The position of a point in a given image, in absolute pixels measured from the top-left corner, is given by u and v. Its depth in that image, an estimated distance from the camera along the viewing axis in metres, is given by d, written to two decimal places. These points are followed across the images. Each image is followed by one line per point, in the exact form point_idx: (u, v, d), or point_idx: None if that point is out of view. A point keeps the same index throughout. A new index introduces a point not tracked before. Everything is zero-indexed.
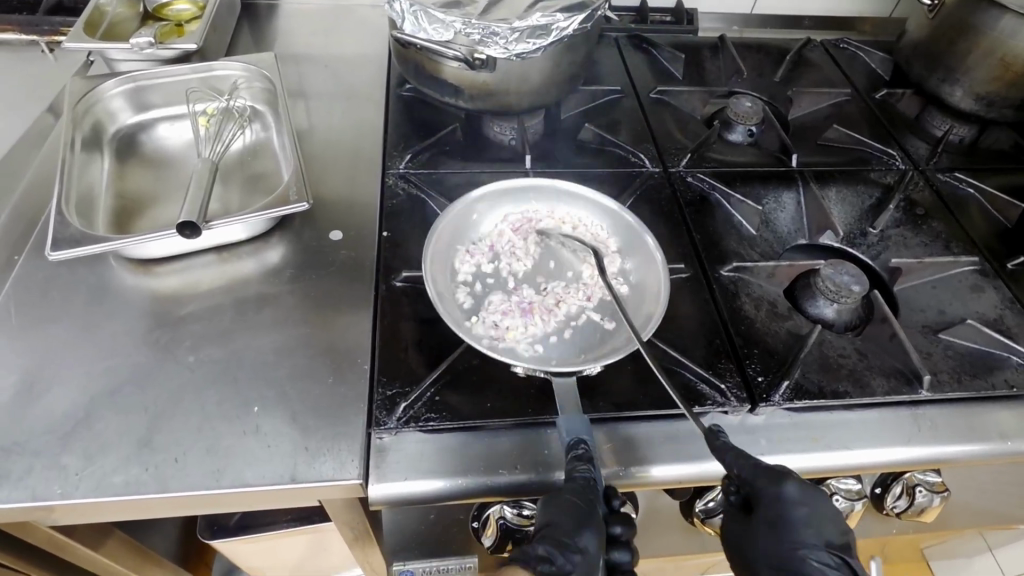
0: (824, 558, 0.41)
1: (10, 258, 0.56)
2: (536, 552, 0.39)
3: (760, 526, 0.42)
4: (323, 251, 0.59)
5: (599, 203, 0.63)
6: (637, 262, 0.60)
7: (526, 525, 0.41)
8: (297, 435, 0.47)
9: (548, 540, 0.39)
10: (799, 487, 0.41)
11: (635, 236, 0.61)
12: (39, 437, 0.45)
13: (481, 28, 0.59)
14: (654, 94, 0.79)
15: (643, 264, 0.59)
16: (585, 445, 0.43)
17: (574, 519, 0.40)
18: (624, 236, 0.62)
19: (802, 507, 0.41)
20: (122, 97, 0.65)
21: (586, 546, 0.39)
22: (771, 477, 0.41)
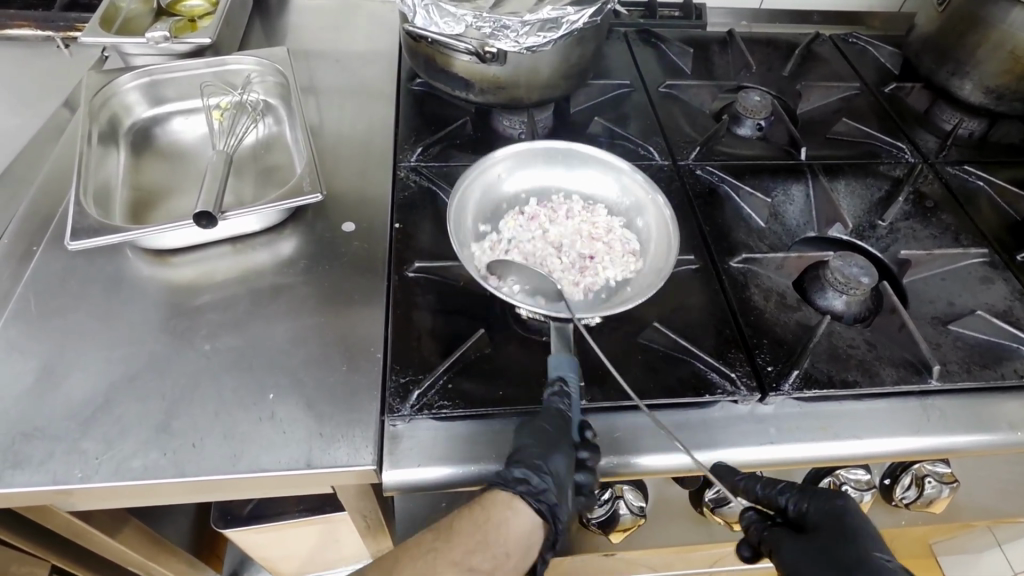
0: (893, 573, 0.42)
1: (29, 249, 0.57)
2: (513, 474, 0.43)
3: (817, 539, 0.44)
4: (336, 242, 0.60)
5: (621, 169, 0.64)
6: (650, 221, 0.61)
7: (519, 514, 0.43)
8: (312, 421, 0.48)
9: (523, 464, 0.43)
10: (855, 504, 0.46)
11: (649, 203, 0.62)
12: (59, 423, 0.46)
13: (492, 21, 0.59)
14: (663, 87, 0.80)
15: (656, 225, 0.60)
16: (565, 383, 0.46)
17: (542, 443, 0.44)
18: (637, 199, 0.63)
19: (861, 521, 0.45)
20: (137, 91, 0.66)
21: (555, 465, 0.44)
22: (829, 495, 0.47)
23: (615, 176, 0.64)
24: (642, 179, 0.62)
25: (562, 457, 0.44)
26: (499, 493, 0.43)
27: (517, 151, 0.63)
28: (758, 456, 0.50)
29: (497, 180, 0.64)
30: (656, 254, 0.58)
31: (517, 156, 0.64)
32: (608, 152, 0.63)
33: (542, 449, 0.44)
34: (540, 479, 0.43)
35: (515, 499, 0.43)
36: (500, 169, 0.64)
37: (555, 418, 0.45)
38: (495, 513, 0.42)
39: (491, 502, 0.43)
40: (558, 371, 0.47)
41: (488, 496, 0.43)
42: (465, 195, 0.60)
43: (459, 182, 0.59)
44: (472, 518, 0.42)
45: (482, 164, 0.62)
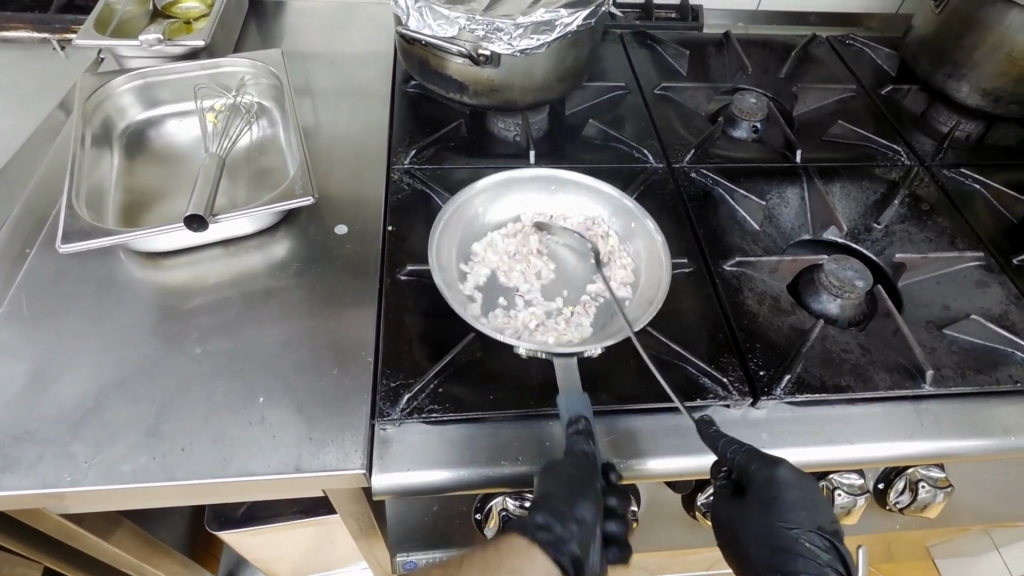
0: (816, 541, 0.44)
1: (22, 252, 0.57)
2: (535, 521, 0.41)
3: (754, 505, 0.45)
4: (328, 245, 0.60)
5: (611, 196, 0.63)
6: (640, 249, 0.61)
7: (535, 564, 0.39)
8: (302, 425, 0.48)
9: (545, 510, 0.41)
10: (793, 471, 0.44)
11: (638, 229, 0.62)
12: (50, 427, 0.46)
13: (485, 24, 0.59)
14: (658, 90, 0.79)
15: (647, 250, 0.60)
16: (586, 421, 0.46)
17: (568, 489, 0.42)
18: (630, 229, 0.62)
19: (791, 489, 0.44)
20: (131, 93, 0.66)
21: (582, 512, 0.41)
22: (765, 461, 0.44)
23: (604, 203, 0.64)
24: (632, 206, 0.62)
25: (589, 503, 0.42)
26: (517, 542, 0.40)
27: (503, 178, 0.64)
28: None
29: (481, 214, 0.63)
30: (650, 280, 0.57)
31: (494, 188, 0.63)
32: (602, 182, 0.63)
33: (565, 495, 0.42)
34: (563, 527, 0.40)
35: (533, 548, 0.39)
36: (483, 197, 0.63)
37: (578, 460, 0.44)
38: (509, 561, 0.39)
39: (509, 550, 0.39)
40: (573, 410, 0.47)
41: (507, 543, 0.40)
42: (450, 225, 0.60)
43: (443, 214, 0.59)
44: (483, 559, 0.39)
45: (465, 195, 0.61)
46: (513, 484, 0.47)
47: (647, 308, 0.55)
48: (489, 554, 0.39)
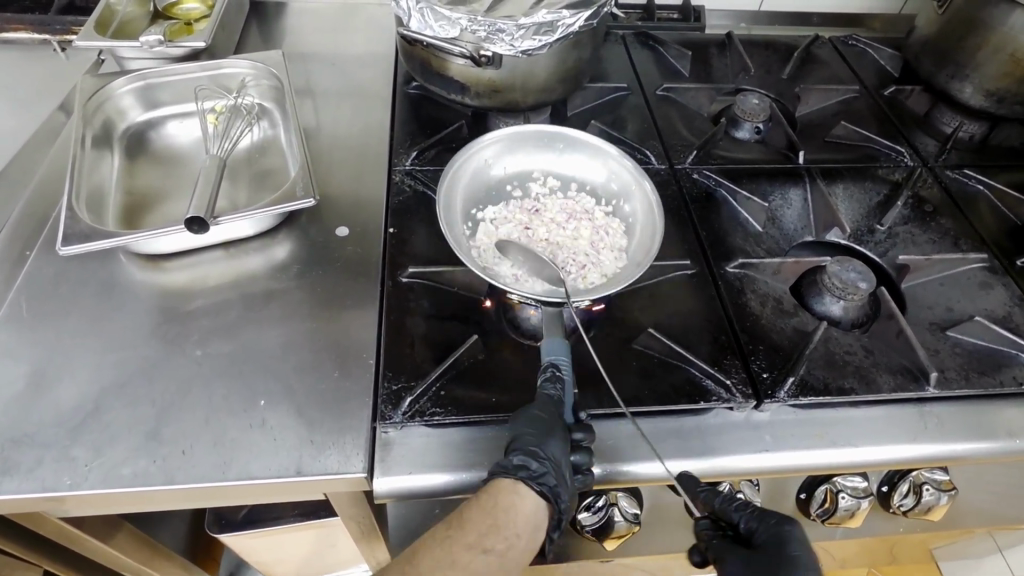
0: None
1: (22, 253, 0.56)
2: (512, 461, 0.42)
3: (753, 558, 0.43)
4: (330, 247, 0.59)
5: (609, 152, 0.63)
6: (636, 206, 0.60)
7: (524, 498, 0.41)
8: (303, 428, 0.47)
9: (522, 450, 0.43)
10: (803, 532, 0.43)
11: (636, 185, 0.61)
12: (50, 429, 0.45)
13: (487, 25, 0.60)
14: (660, 91, 0.79)
15: (644, 212, 0.60)
16: (555, 366, 0.47)
17: (538, 430, 0.44)
18: (628, 189, 0.62)
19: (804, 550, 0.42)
20: (132, 94, 0.66)
21: (553, 450, 0.43)
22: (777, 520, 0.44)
23: (602, 161, 0.64)
24: (631, 165, 0.62)
25: (558, 441, 0.43)
26: (503, 478, 0.42)
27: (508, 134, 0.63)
28: (754, 463, 0.50)
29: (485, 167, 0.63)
30: (641, 241, 0.57)
31: (502, 143, 0.63)
32: (595, 136, 0.63)
33: (536, 435, 0.43)
34: (540, 464, 0.42)
35: (518, 484, 0.42)
36: (488, 153, 0.63)
37: (545, 403, 0.45)
38: (501, 499, 0.41)
39: (496, 489, 0.41)
40: (552, 353, 0.48)
41: (493, 483, 0.42)
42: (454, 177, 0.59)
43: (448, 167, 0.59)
44: (480, 503, 0.41)
45: (473, 145, 0.61)
46: None
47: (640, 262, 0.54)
48: (481, 498, 0.41)
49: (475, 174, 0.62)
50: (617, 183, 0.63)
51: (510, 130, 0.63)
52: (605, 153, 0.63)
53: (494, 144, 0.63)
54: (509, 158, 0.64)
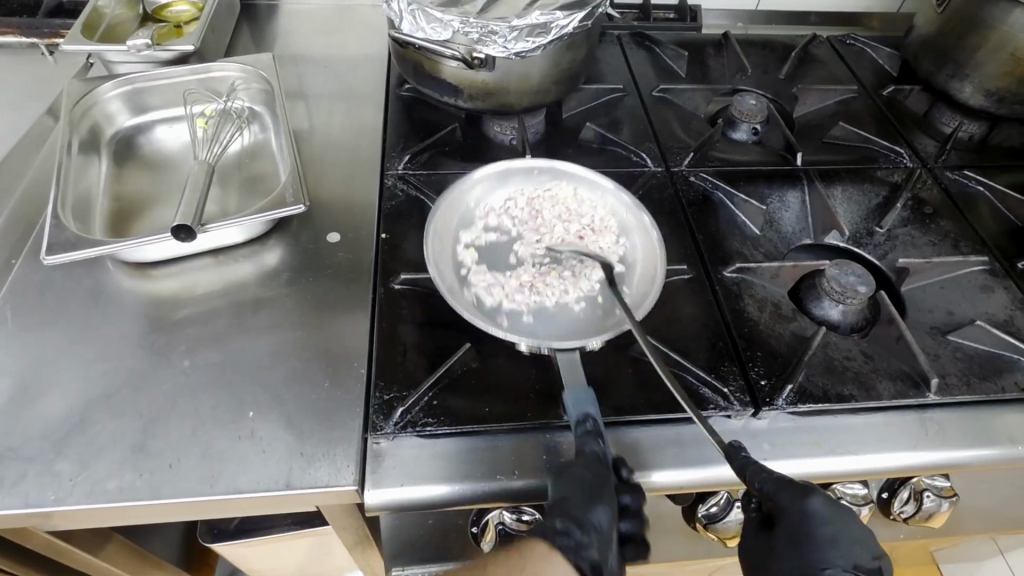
0: None
1: (7, 262, 0.55)
2: (554, 524, 0.38)
3: (779, 539, 0.37)
4: (321, 252, 0.58)
5: (608, 188, 0.62)
6: (638, 245, 0.59)
7: (555, 570, 0.36)
8: (293, 439, 0.46)
9: (563, 514, 0.38)
10: (827, 504, 0.36)
11: (637, 224, 0.60)
12: (33, 442, 0.44)
13: (479, 27, 0.59)
14: (657, 92, 0.78)
15: (644, 249, 0.58)
16: (593, 420, 0.44)
17: (587, 490, 0.40)
18: (629, 225, 0.61)
19: (825, 527, 0.35)
20: (119, 99, 0.65)
21: (599, 517, 0.38)
22: (797, 490, 0.37)
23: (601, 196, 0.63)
24: (630, 204, 0.61)
25: (606, 509, 0.39)
26: (538, 545, 0.37)
27: (498, 171, 0.63)
28: None
29: (479, 202, 0.62)
30: (644, 275, 0.56)
31: (493, 177, 0.63)
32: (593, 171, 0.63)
33: (582, 498, 0.39)
34: (583, 533, 0.37)
35: (554, 553, 0.36)
36: (478, 190, 0.62)
37: (590, 463, 0.41)
38: (529, 566, 0.36)
39: (528, 553, 0.37)
40: (580, 406, 0.45)
41: (525, 545, 0.38)
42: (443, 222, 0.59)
43: (433, 209, 0.58)
44: (500, 562, 0.36)
45: (458, 185, 0.61)
46: (510, 499, 0.46)
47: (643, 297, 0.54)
48: (507, 558, 0.37)
49: (466, 210, 0.61)
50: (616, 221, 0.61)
51: (495, 166, 0.63)
52: (602, 189, 0.63)
53: (483, 181, 0.63)
54: (503, 190, 0.63)
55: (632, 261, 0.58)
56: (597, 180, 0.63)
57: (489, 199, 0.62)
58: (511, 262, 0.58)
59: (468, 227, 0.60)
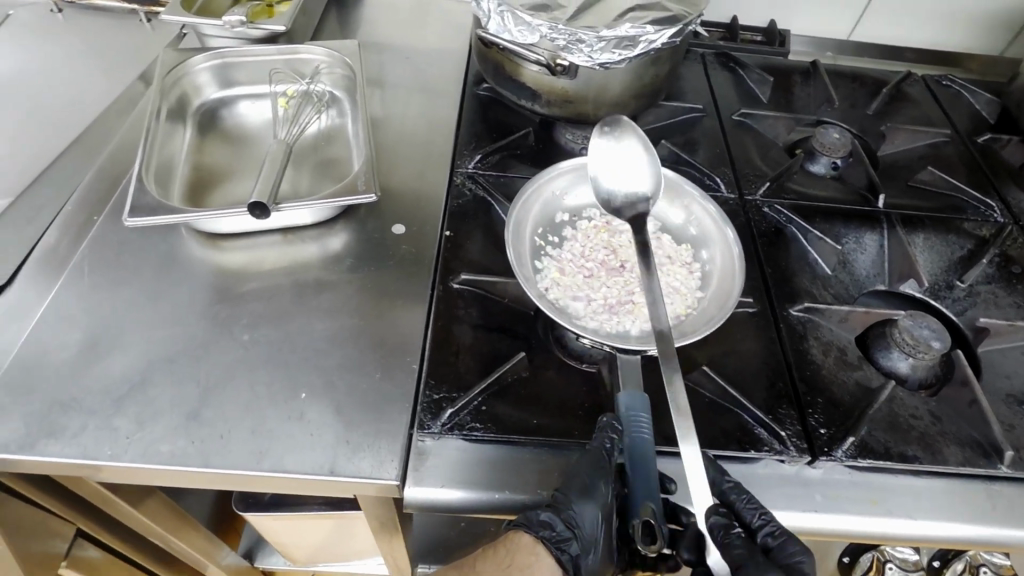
0: None
1: (89, 218, 0.57)
2: (537, 517, 0.41)
3: None
4: (384, 243, 0.58)
5: (693, 196, 0.59)
6: (717, 253, 0.56)
7: (541, 561, 0.40)
8: (341, 426, 0.46)
9: (551, 508, 0.41)
10: None
11: (718, 234, 0.57)
12: (96, 396, 0.46)
13: (567, 34, 0.59)
14: (737, 115, 0.76)
15: (722, 260, 0.56)
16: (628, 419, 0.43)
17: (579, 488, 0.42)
18: (708, 233, 0.58)
19: None
20: (209, 72, 0.66)
21: (586, 515, 0.41)
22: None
23: (683, 202, 0.60)
24: (713, 210, 0.57)
25: (595, 506, 0.42)
26: (525, 537, 0.41)
27: (584, 164, 0.60)
28: (798, 522, 0.47)
29: (559, 196, 0.60)
30: (720, 285, 0.54)
31: (579, 170, 0.60)
32: (680, 176, 0.59)
33: (578, 492, 0.42)
34: (566, 528, 0.41)
35: (538, 545, 0.40)
36: (562, 182, 0.60)
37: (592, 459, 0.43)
38: (519, 559, 0.40)
39: (516, 547, 0.41)
40: (632, 410, 0.44)
41: (516, 539, 0.41)
42: (525, 207, 0.56)
43: (522, 191, 0.56)
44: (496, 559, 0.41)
45: (546, 173, 0.58)
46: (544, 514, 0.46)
47: (717, 312, 0.51)
48: (500, 552, 0.41)
49: (547, 201, 0.59)
50: (695, 228, 0.59)
51: (585, 159, 0.60)
52: (686, 195, 0.59)
53: (565, 173, 0.60)
54: (584, 187, 0.61)
55: (710, 270, 0.56)
56: (681, 185, 0.59)
57: (569, 195, 0.60)
58: (587, 265, 0.56)
59: (549, 220, 0.58)
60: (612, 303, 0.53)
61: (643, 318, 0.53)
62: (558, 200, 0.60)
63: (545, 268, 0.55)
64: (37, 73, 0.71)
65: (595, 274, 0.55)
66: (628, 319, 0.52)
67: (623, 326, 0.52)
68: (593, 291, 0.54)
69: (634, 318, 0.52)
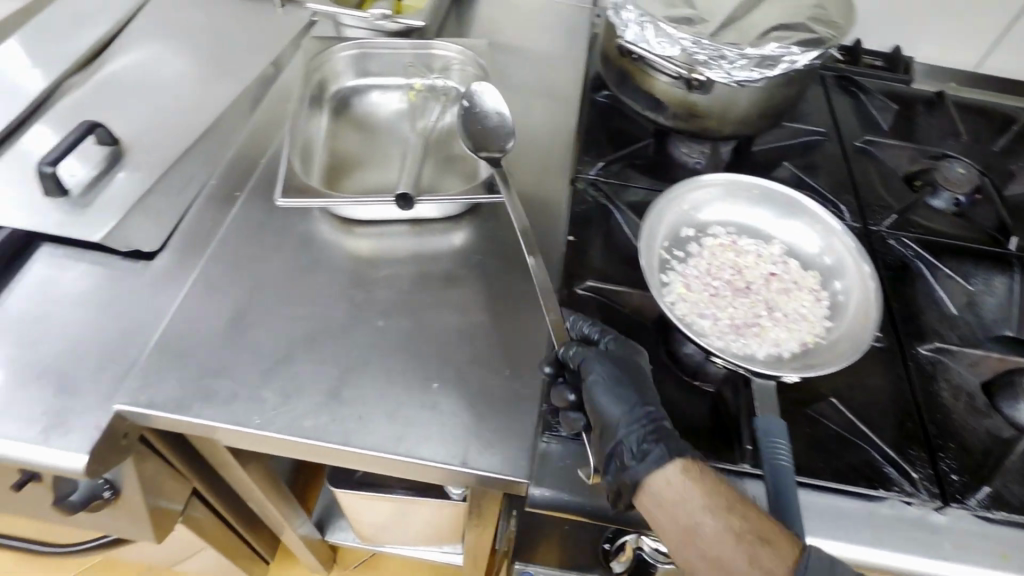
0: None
1: (233, 195, 0.60)
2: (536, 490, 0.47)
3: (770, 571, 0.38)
4: (508, 242, 0.59)
5: (833, 229, 0.57)
6: (851, 285, 0.54)
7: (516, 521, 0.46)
8: (471, 420, 0.47)
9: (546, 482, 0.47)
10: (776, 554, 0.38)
11: (854, 268, 0.54)
12: (245, 367, 0.48)
13: (710, 49, 0.58)
14: (860, 142, 0.75)
15: (858, 295, 0.53)
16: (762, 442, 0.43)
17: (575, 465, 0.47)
18: (843, 266, 0.55)
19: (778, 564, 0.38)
20: (348, 59, 0.68)
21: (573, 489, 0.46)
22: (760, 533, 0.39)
23: (819, 232, 0.58)
24: (853, 244, 0.55)
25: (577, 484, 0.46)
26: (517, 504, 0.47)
27: (720, 181, 0.59)
28: (924, 569, 0.45)
29: (688, 210, 0.59)
30: (852, 321, 0.51)
31: (713, 187, 0.59)
32: (822, 207, 0.57)
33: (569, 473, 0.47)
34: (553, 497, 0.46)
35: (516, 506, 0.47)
36: (694, 197, 0.59)
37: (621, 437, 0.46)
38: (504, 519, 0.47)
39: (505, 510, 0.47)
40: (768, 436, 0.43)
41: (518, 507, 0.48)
42: (657, 218, 0.56)
43: (656, 201, 0.55)
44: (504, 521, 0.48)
45: (680, 186, 0.58)
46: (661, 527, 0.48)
47: (850, 347, 0.49)
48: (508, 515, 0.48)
49: (677, 214, 0.58)
50: (829, 260, 0.57)
51: (722, 176, 0.59)
52: (825, 226, 0.57)
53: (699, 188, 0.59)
54: (715, 204, 0.60)
55: (843, 301, 0.54)
56: (822, 216, 0.57)
57: (699, 210, 0.60)
58: (713, 282, 0.55)
59: (675, 234, 0.58)
60: (739, 324, 0.53)
61: (770, 343, 0.52)
62: (688, 214, 0.59)
63: (671, 282, 0.55)
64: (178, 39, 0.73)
65: (721, 293, 0.55)
66: (757, 342, 0.52)
67: (751, 349, 0.51)
68: (720, 310, 0.53)
69: (762, 341, 0.52)
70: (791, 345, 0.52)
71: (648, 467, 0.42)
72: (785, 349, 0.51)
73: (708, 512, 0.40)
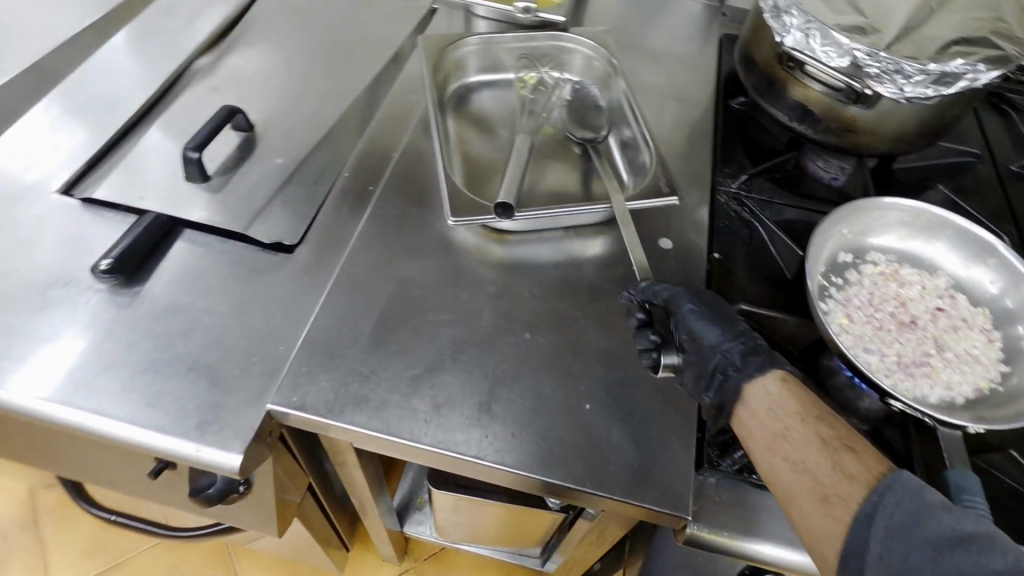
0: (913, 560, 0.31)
1: (367, 189, 0.59)
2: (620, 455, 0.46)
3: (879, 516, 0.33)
4: (651, 255, 0.56)
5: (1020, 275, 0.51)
6: None
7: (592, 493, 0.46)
8: (626, 445, 0.45)
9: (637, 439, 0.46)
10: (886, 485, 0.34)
11: None
12: (394, 373, 0.47)
13: (886, 62, 0.53)
14: (1015, 166, 0.69)
15: None
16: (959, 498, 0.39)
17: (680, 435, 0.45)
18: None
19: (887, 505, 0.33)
20: (475, 53, 0.68)
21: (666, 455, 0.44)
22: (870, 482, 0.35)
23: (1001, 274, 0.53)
24: None
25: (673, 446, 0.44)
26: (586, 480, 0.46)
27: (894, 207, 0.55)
28: None
29: (851, 235, 0.56)
30: None
31: (883, 213, 0.56)
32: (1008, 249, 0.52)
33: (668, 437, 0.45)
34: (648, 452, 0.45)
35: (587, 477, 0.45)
36: (860, 222, 0.56)
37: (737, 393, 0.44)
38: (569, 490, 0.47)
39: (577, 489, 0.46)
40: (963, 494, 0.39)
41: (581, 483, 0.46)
42: (819, 241, 0.53)
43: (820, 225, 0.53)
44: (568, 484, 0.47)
45: (846, 209, 0.55)
46: None
47: None
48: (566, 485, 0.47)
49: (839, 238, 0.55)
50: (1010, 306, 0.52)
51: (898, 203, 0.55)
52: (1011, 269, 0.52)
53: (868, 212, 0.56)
54: (881, 231, 0.56)
55: None
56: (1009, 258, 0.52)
57: (863, 235, 0.56)
58: (875, 314, 0.52)
59: (835, 259, 0.55)
60: (906, 361, 0.49)
61: (943, 385, 0.48)
62: (850, 238, 0.56)
63: (829, 309, 0.52)
64: (300, 21, 0.71)
65: (885, 326, 0.51)
66: (929, 383, 0.48)
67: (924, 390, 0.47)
68: (886, 345, 0.50)
69: (935, 382, 0.48)
70: (967, 390, 0.47)
71: (747, 375, 0.42)
72: (960, 392, 0.47)
73: (798, 418, 0.39)
